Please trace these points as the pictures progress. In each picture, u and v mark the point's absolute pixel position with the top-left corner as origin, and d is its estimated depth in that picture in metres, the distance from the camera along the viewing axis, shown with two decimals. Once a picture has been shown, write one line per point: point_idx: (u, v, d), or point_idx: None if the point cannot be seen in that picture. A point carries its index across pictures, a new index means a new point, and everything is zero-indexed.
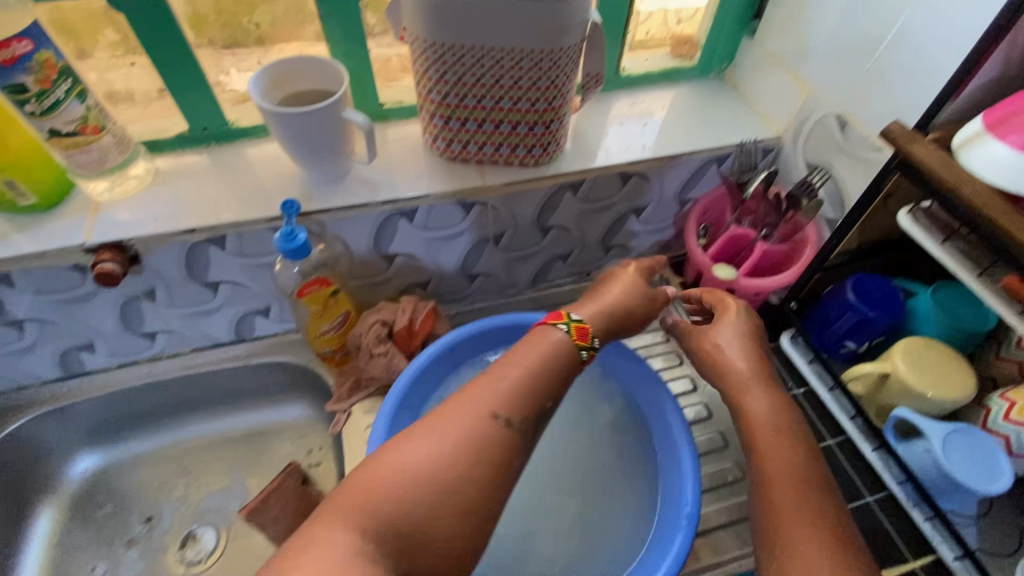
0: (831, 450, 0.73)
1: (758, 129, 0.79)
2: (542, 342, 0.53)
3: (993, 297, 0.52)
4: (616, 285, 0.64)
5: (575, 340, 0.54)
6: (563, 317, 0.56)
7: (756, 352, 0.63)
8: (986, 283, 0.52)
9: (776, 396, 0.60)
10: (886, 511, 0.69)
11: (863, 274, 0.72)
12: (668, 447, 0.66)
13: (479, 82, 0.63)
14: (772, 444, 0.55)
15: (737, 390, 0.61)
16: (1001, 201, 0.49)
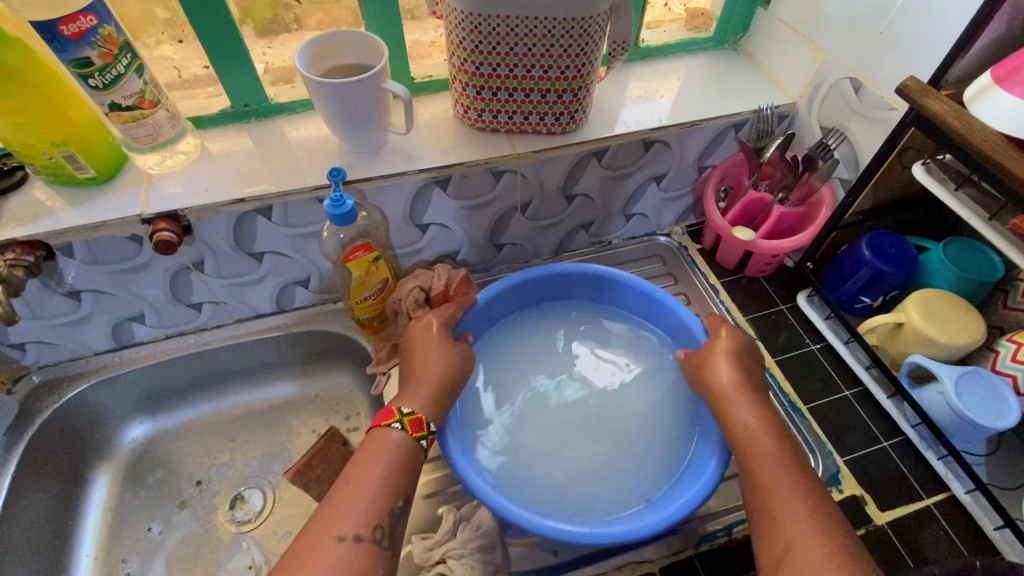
0: (849, 400, 0.76)
1: (774, 96, 0.82)
2: (383, 444, 0.57)
3: (1004, 241, 0.55)
4: (430, 349, 0.67)
5: (412, 436, 0.58)
6: (394, 414, 0.59)
7: (733, 360, 0.65)
8: (997, 228, 0.56)
9: (760, 404, 0.61)
10: (902, 455, 0.71)
11: (878, 231, 0.75)
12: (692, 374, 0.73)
13: (512, 52, 0.66)
14: (758, 449, 0.57)
15: (722, 396, 0.63)
16: (1013, 147, 0.52)
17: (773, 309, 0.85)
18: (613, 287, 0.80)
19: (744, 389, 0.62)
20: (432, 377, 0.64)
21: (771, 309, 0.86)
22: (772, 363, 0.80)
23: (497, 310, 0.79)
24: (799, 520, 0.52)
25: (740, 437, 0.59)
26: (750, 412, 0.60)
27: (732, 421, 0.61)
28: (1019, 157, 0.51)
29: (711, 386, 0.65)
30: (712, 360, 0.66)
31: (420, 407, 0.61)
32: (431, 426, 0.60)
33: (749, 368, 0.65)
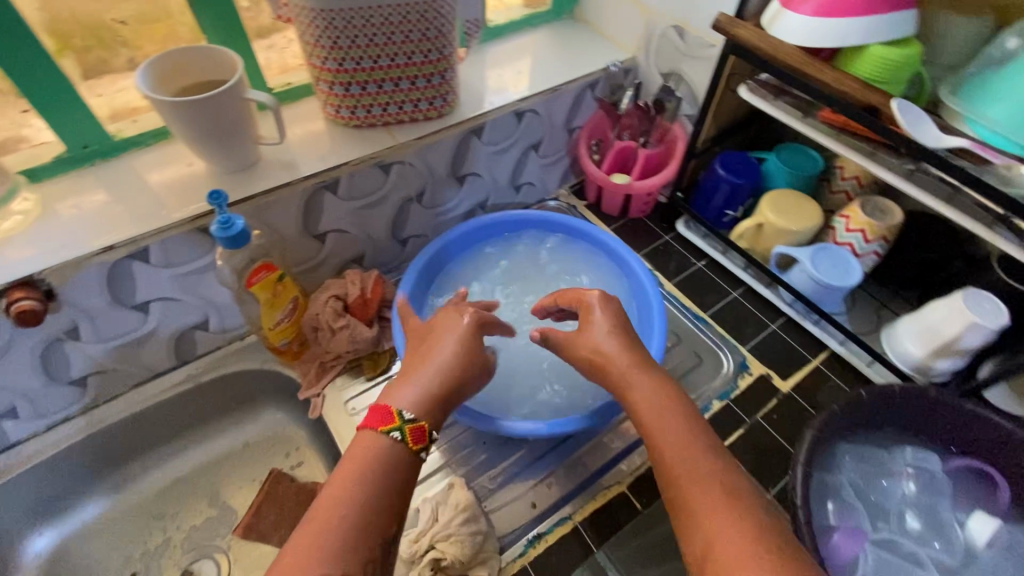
0: (738, 299, 0.88)
1: (615, 53, 0.92)
2: (365, 451, 0.47)
3: (816, 129, 0.66)
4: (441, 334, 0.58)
5: (413, 448, 0.49)
6: (394, 418, 0.49)
7: (610, 332, 0.57)
8: (808, 121, 0.67)
9: (655, 376, 0.53)
10: (788, 331, 0.84)
11: (724, 152, 0.88)
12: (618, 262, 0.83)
13: (372, 44, 0.66)
14: (658, 429, 0.49)
15: (618, 376, 0.54)
16: (806, 56, 0.63)
17: (659, 241, 0.96)
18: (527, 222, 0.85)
19: (639, 371, 0.54)
20: (430, 374, 0.54)
21: (658, 241, 0.96)
22: (670, 286, 0.91)
23: (433, 270, 0.81)
24: (718, 508, 0.43)
25: (651, 429, 0.50)
26: (641, 392, 0.52)
27: (638, 402, 0.52)
28: (812, 63, 0.62)
29: (602, 369, 0.56)
30: (597, 342, 0.57)
31: (425, 412, 0.51)
32: (435, 436, 0.51)
33: (637, 343, 0.57)
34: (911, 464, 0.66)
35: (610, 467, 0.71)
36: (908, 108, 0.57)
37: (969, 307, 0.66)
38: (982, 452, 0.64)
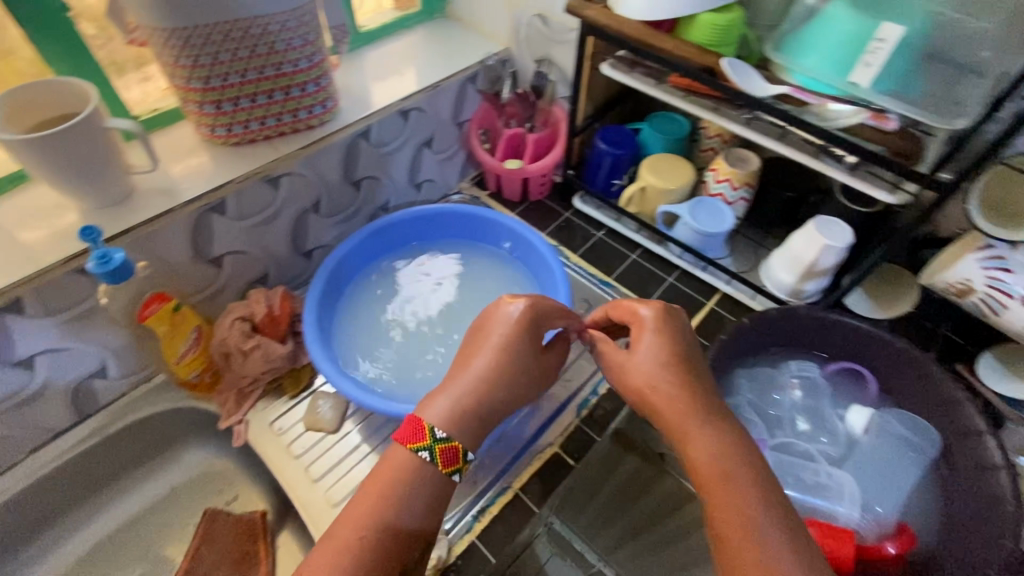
0: (637, 261, 0.96)
1: (488, 45, 0.96)
2: (388, 470, 0.48)
3: (669, 94, 0.73)
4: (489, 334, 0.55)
5: (442, 469, 0.48)
6: (425, 436, 0.49)
7: (662, 365, 0.52)
8: (663, 87, 0.74)
9: (721, 432, 0.49)
10: (683, 281, 0.93)
11: (603, 127, 0.95)
12: (518, 240, 0.85)
13: (236, 58, 0.65)
14: (718, 494, 0.45)
15: (677, 429, 0.50)
16: (647, 29, 0.70)
17: (560, 218, 1.02)
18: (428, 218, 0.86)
19: (705, 434, 0.48)
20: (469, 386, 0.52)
21: (559, 218, 1.02)
22: (575, 257, 0.97)
23: (342, 279, 0.81)
24: None
25: (715, 509, 0.45)
26: (702, 456, 0.47)
27: (698, 463, 0.48)
28: (654, 34, 0.69)
29: (655, 409, 0.52)
30: (654, 379, 0.52)
31: (457, 431, 0.50)
32: (468, 456, 0.50)
33: (697, 391, 0.51)
34: (797, 374, 0.75)
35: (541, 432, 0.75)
36: (737, 66, 0.65)
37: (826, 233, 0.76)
38: (847, 352, 0.74)
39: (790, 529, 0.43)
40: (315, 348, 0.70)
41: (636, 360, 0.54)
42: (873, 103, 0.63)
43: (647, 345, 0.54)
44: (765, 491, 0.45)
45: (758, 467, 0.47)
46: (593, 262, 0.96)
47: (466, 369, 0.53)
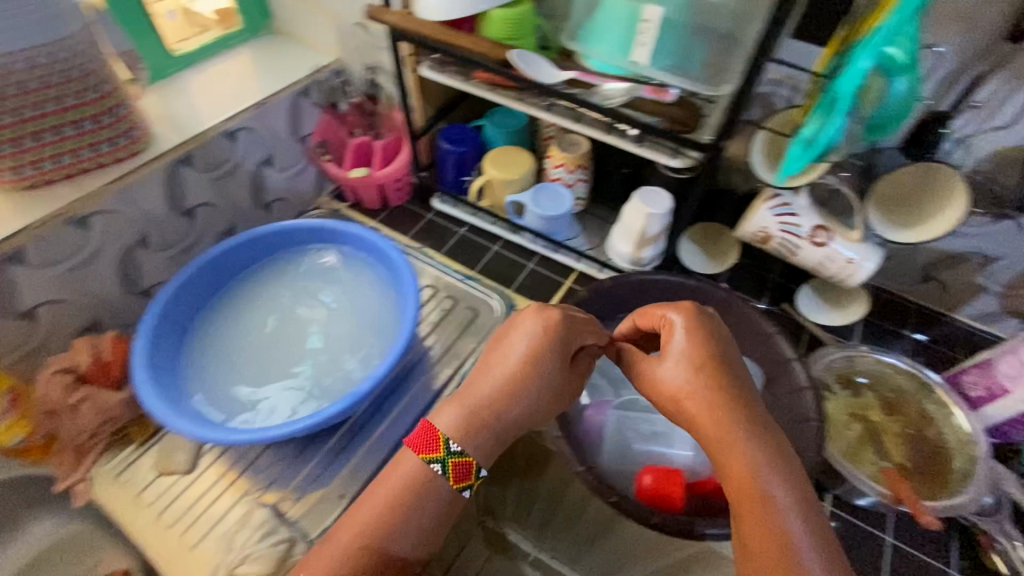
0: (499, 252, 0.98)
1: (317, 58, 0.97)
2: (395, 476, 0.55)
3: (479, 88, 0.76)
4: (516, 338, 0.58)
5: (453, 484, 0.54)
6: (437, 448, 0.55)
7: (695, 371, 0.55)
8: (472, 81, 0.76)
9: (771, 455, 0.50)
10: (544, 265, 0.96)
11: (445, 127, 0.96)
12: (366, 244, 0.84)
13: (5, 95, 0.62)
14: (753, 509, 0.48)
15: (716, 440, 0.52)
16: (443, 27, 0.73)
17: (422, 220, 1.03)
18: (273, 236, 0.84)
19: (746, 446, 0.50)
20: (495, 386, 0.56)
21: (421, 221, 1.03)
22: (439, 257, 0.98)
23: (183, 313, 0.78)
24: None
25: (745, 517, 0.48)
26: (740, 468, 0.49)
27: (732, 473, 0.50)
28: (449, 32, 0.72)
29: (692, 415, 0.54)
30: (687, 388, 0.54)
31: (472, 449, 0.55)
32: (480, 472, 0.55)
33: (733, 403, 0.53)
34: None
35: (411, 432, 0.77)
36: (524, 56, 0.70)
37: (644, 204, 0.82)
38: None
39: (825, 550, 0.46)
40: (144, 387, 0.66)
41: (666, 367, 0.56)
42: (652, 79, 0.70)
43: (675, 352, 0.56)
44: (795, 500, 0.48)
45: (804, 492, 0.49)
46: (458, 261, 0.97)
47: (491, 386, 0.57)
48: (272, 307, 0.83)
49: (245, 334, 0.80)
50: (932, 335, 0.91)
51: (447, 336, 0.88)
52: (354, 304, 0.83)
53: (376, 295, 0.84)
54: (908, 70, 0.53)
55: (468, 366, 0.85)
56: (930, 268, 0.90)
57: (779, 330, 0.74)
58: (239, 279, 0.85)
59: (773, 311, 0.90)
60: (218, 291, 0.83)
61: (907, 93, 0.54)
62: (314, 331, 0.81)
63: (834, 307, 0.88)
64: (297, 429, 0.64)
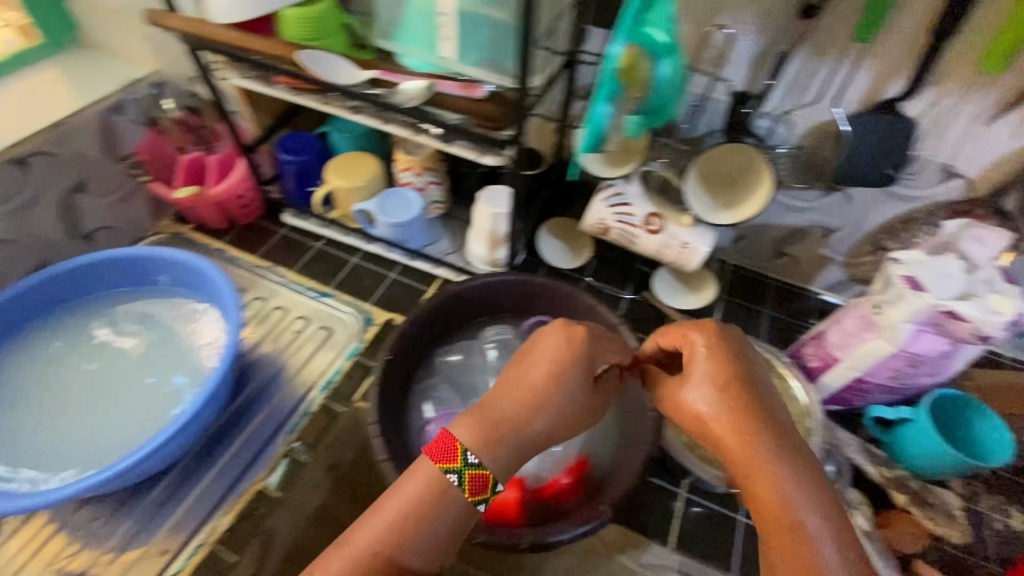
0: (358, 264, 0.92)
1: (130, 70, 0.90)
2: (414, 485, 0.48)
3: (282, 91, 0.71)
4: (542, 351, 0.54)
5: (469, 497, 0.48)
6: (455, 458, 0.49)
7: (718, 391, 0.51)
8: (274, 85, 0.71)
9: (805, 485, 0.47)
10: (405, 274, 0.91)
11: (283, 136, 0.89)
12: (187, 274, 0.78)
13: None
14: (782, 538, 0.45)
15: (743, 465, 0.48)
16: (226, 29, 0.67)
17: (274, 236, 0.96)
18: (80, 273, 0.77)
19: (774, 468, 0.48)
20: (525, 391, 0.52)
21: (273, 236, 0.96)
22: (291, 275, 0.92)
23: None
24: None
25: (773, 543, 0.46)
26: (768, 493, 0.47)
27: (762, 500, 0.47)
28: (233, 34, 0.66)
29: (716, 438, 0.50)
30: (714, 405, 0.51)
31: (492, 461, 0.49)
32: (497, 487, 0.50)
33: (763, 423, 0.49)
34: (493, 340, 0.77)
35: (249, 468, 0.74)
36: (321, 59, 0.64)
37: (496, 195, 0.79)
38: (536, 308, 0.78)
39: None
40: None
41: (694, 390, 0.52)
42: (462, 73, 0.67)
43: (701, 375, 0.52)
44: (827, 524, 0.46)
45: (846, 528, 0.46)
46: (311, 277, 0.92)
47: (513, 403, 0.52)
48: (81, 351, 0.78)
49: (44, 386, 0.75)
50: (789, 309, 0.94)
51: (291, 361, 0.83)
52: (173, 345, 0.78)
53: (195, 334, 0.79)
54: (673, 53, 0.50)
55: (316, 391, 0.80)
56: (781, 244, 0.92)
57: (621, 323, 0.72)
58: (50, 325, 0.79)
59: (636, 300, 0.91)
60: (23, 342, 0.77)
61: (674, 77, 0.51)
62: (123, 378, 0.76)
63: (688, 291, 0.89)
64: (65, 494, 0.59)
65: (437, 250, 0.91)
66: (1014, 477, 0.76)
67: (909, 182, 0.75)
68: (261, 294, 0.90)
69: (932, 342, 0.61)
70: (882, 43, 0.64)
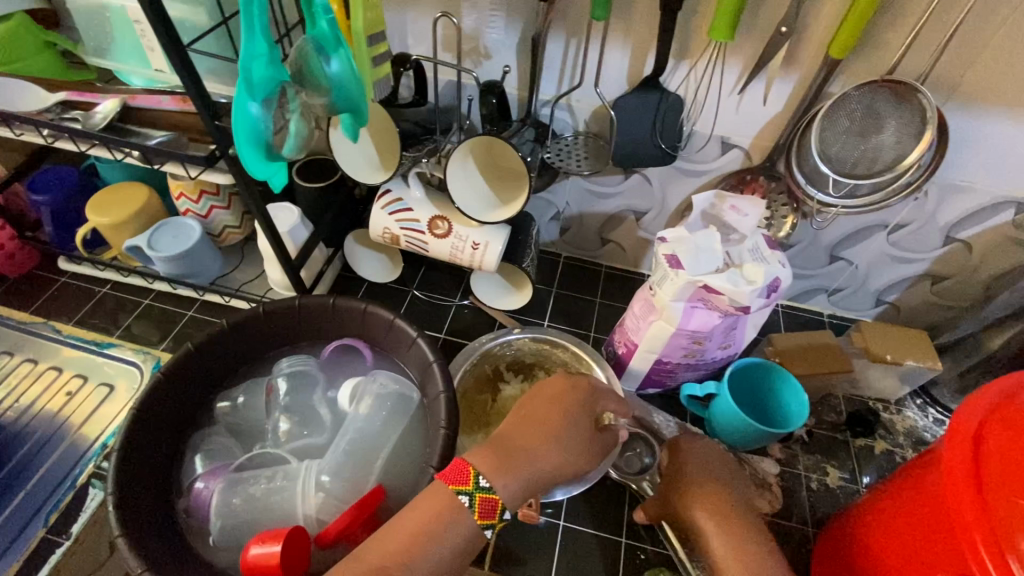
0: (150, 306, 0.84)
1: None
2: (437, 506, 0.45)
3: None
4: (551, 395, 0.55)
5: (478, 520, 0.45)
6: (468, 481, 0.46)
7: (701, 489, 0.56)
8: None
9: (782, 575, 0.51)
10: (205, 311, 0.83)
11: (35, 176, 0.81)
12: None
13: None
14: None
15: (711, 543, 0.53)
16: None
17: (52, 285, 0.85)
18: None
19: (761, 557, 0.52)
20: (535, 423, 0.52)
21: (51, 286, 0.85)
22: (70, 327, 0.81)
23: None
24: None
25: None
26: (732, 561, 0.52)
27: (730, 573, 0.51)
28: None
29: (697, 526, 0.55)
30: (693, 498, 0.56)
31: (503, 489, 0.47)
32: (505, 513, 0.47)
33: (736, 520, 0.54)
34: (286, 369, 0.69)
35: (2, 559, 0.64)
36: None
37: (289, 205, 0.75)
38: (333, 330, 0.71)
39: None
40: None
41: (689, 488, 0.57)
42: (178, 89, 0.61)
43: (694, 473, 0.58)
44: None
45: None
46: (95, 327, 0.82)
47: (540, 432, 0.51)
48: None
49: None
50: (622, 295, 0.92)
51: (68, 425, 0.74)
52: None
53: None
54: (339, 48, 0.45)
55: (91, 454, 0.71)
56: (603, 231, 0.90)
57: (420, 332, 0.66)
58: None
59: (465, 305, 0.86)
60: None
61: (351, 73, 0.46)
62: None
63: (510, 291, 0.84)
64: None
65: (234, 281, 0.85)
66: (830, 434, 0.77)
67: (692, 156, 0.74)
68: (33, 353, 0.79)
69: (705, 318, 0.61)
70: (624, 19, 0.63)
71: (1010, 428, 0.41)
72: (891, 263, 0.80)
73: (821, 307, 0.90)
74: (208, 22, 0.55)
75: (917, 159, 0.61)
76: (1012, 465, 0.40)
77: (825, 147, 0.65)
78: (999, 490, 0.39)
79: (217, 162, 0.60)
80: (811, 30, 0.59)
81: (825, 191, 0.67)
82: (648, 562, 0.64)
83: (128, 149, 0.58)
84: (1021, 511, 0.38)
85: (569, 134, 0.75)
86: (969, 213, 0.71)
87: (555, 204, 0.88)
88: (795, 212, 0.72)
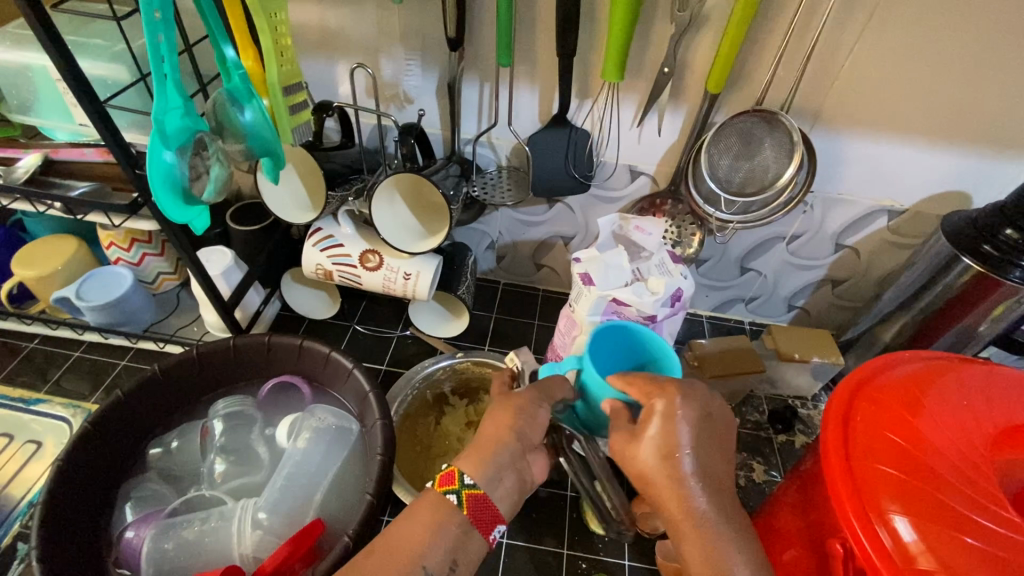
0: (82, 357, 0.82)
1: None
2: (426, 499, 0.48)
3: None
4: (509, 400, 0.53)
5: (437, 486, 0.48)
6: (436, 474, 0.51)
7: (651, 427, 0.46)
8: None
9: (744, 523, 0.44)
10: (139, 359, 0.82)
11: None
12: None
13: None
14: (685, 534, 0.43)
15: (676, 526, 0.43)
16: None
17: None
18: None
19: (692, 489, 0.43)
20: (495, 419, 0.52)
21: None
22: None
23: None
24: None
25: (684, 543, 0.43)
26: (697, 560, 0.42)
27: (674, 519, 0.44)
28: None
29: (662, 505, 0.44)
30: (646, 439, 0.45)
31: (484, 481, 0.48)
32: (466, 478, 0.48)
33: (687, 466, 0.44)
34: (222, 411, 0.69)
35: None
36: None
37: (223, 248, 0.78)
38: (272, 367, 0.72)
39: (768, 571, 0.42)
40: None
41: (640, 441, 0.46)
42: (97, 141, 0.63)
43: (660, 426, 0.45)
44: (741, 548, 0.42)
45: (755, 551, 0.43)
46: (23, 383, 0.79)
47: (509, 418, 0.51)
48: None
49: None
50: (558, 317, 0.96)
51: None
52: None
53: None
54: (253, 100, 0.50)
55: (17, 514, 0.69)
56: (535, 257, 0.94)
57: (357, 364, 0.68)
58: None
59: (406, 335, 0.88)
60: None
61: (265, 121, 0.51)
62: None
63: (451, 317, 0.88)
64: None
65: (170, 326, 0.84)
66: (754, 432, 0.82)
67: (605, 184, 0.80)
68: None
69: None
70: (529, 64, 0.70)
71: (872, 406, 0.48)
72: (794, 270, 0.88)
73: (741, 315, 0.97)
74: (130, 79, 0.58)
75: (792, 176, 0.70)
76: (875, 436, 0.46)
77: (716, 169, 0.72)
78: (866, 459, 0.45)
79: (142, 209, 0.62)
80: (691, 69, 0.67)
81: (720, 209, 0.75)
82: (589, 570, 0.66)
83: (50, 201, 0.60)
84: (887, 478, 0.43)
85: (492, 169, 0.81)
86: (851, 222, 0.80)
87: (488, 233, 0.92)
88: (701, 229, 0.79)
